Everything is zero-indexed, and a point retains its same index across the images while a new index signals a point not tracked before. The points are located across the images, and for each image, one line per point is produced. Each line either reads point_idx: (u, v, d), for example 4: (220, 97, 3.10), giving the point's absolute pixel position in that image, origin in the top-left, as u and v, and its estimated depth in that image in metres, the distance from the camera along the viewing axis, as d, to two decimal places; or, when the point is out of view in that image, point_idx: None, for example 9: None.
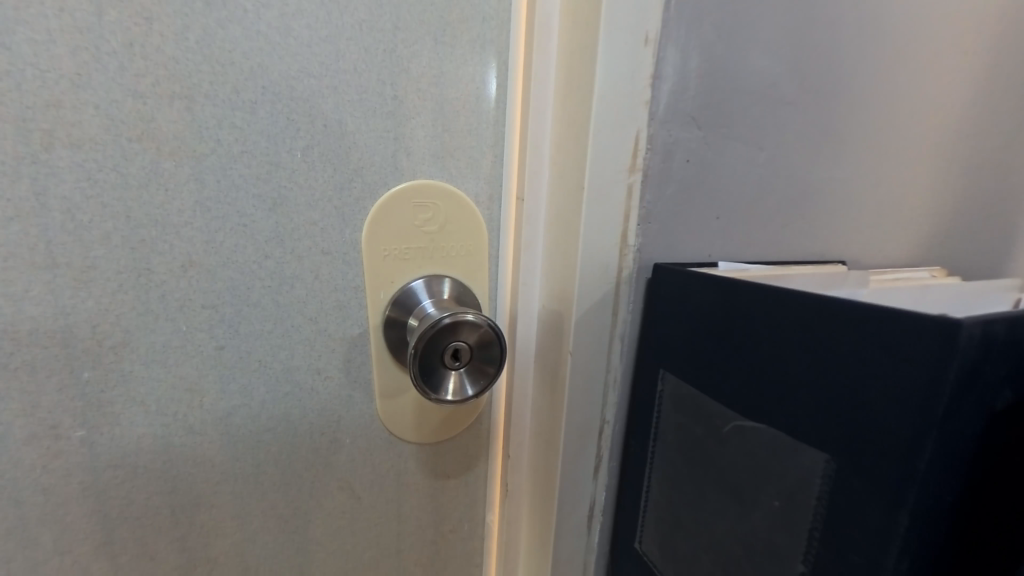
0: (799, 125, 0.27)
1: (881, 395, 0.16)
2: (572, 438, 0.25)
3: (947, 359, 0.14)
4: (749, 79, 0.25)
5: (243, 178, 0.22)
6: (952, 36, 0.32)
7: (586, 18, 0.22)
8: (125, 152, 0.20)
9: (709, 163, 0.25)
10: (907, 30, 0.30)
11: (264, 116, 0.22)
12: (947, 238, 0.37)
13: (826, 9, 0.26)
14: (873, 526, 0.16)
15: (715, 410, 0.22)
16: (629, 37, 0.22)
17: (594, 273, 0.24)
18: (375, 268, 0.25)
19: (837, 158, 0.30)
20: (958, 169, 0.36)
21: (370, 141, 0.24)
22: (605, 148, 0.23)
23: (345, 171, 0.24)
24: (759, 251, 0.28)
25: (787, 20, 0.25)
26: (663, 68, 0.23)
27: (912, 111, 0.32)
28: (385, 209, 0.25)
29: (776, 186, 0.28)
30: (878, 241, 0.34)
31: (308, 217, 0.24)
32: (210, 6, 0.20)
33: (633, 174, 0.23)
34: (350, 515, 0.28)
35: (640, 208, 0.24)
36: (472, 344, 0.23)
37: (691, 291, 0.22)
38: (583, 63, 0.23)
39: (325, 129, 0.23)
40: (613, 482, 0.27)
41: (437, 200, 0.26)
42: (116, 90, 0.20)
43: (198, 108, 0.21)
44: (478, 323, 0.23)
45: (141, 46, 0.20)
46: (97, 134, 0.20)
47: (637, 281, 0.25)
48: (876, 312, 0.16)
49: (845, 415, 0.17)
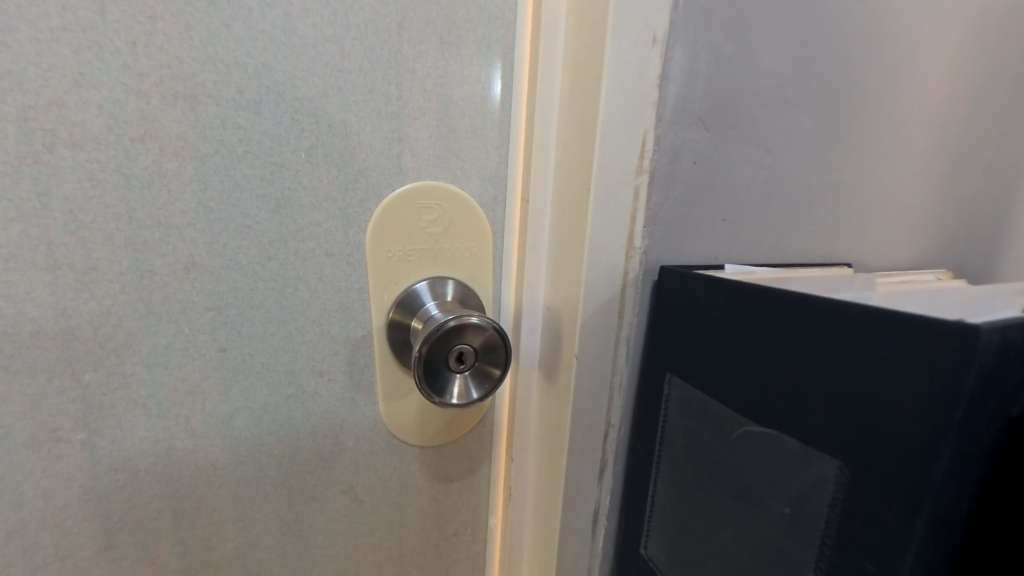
0: (806, 126, 0.27)
1: (895, 400, 0.16)
2: (577, 441, 0.25)
3: (964, 366, 0.14)
4: (757, 80, 0.25)
5: (247, 179, 0.22)
6: (960, 37, 0.32)
7: (593, 18, 0.22)
8: (128, 152, 0.20)
9: (716, 164, 0.25)
10: (916, 31, 0.30)
11: (269, 116, 0.22)
12: (953, 240, 0.37)
13: (834, 9, 0.26)
14: (888, 533, 0.16)
15: (724, 414, 0.21)
16: (637, 36, 0.22)
17: (600, 275, 0.24)
18: (379, 270, 0.25)
19: (845, 159, 0.29)
20: (965, 171, 0.35)
21: (374, 142, 0.24)
22: (613, 149, 0.22)
23: (349, 172, 0.24)
24: (765, 252, 0.28)
25: (796, 20, 0.25)
26: (670, 68, 0.22)
27: (919, 112, 0.32)
28: (389, 210, 0.25)
29: (783, 187, 0.28)
30: (884, 243, 0.34)
31: (312, 218, 0.23)
32: (215, 6, 0.20)
33: (640, 175, 0.23)
34: (352, 519, 0.28)
35: (647, 209, 0.24)
36: (476, 347, 0.23)
37: (698, 294, 0.22)
38: (591, 62, 0.22)
39: (329, 129, 0.23)
40: (618, 486, 0.27)
41: (443, 201, 0.26)
42: (118, 89, 0.19)
43: (202, 107, 0.21)
44: (483, 325, 0.23)
45: (144, 44, 0.20)
46: (99, 134, 0.20)
47: (643, 283, 0.24)
48: (890, 316, 0.16)
49: (859, 421, 0.17)
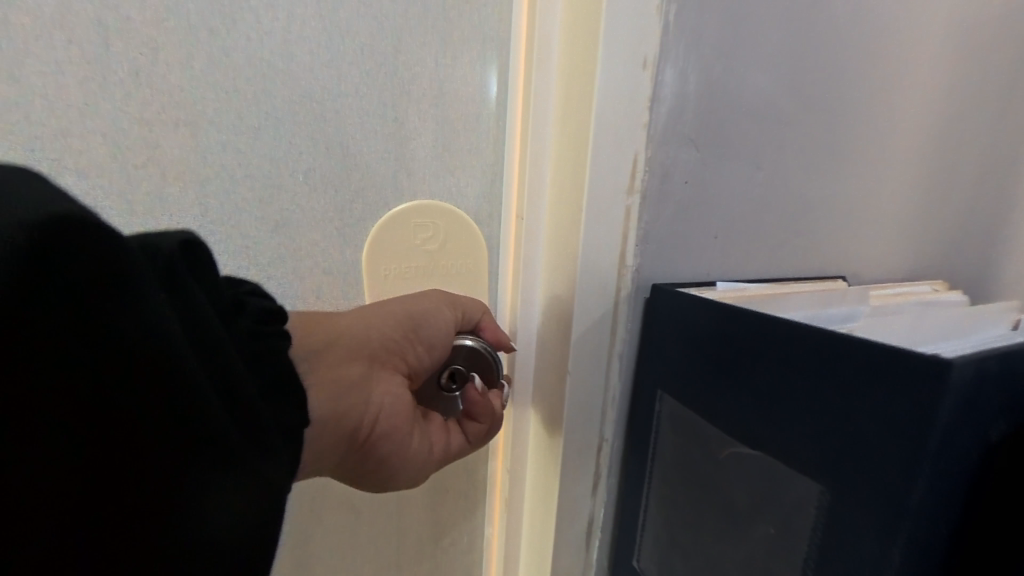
0: (797, 143, 0.28)
1: (870, 418, 0.16)
2: (570, 453, 0.26)
3: (937, 397, 0.14)
4: (748, 100, 0.25)
5: (245, 201, 0.23)
6: (950, 50, 0.32)
7: (583, 43, 0.23)
8: (130, 178, 0.21)
9: (707, 182, 0.25)
10: (905, 46, 0.30)
11: (268, 140, 0.23)
12: (948, 250, 0.37)
13: (824, 28, 0.26)
14: (867, 558, 0.16)
15: (712, 434, 0.22)
16: (628, 59, 0.22)
17: (594, 292, 0.24)
18: (377, 285, 0.26)
19: (837, 173, 0.30)
20: (959, 181, 0.36)
21: (371, 162, 0.25)
22: (605, 170, 0.23)
23: (347, 192, 0.25)
24: (757, 267, 0.28)
25: (785, 40, 0.25)
26: (661, 90, 0.23)
27: (910, 125, 0.32)
28: (386, 227, 0.25)
29: (775, 203, 0.28)
30: (878, 255, 0.34)
31: (309, 236, 0.24)
32: (215, 37, 0.21)
33: (631, 195, 0.23)
34: (350, 529, 0.28)
35: (639, 228, 0.24)
36: (465, 365, 0.27)
37: (687, 314, 0.22)
38: (584, 84, 0.23)
39: (327, 151, 0.24)
40: (612, 499, 0.27)
41: (439, 218, 0.26)
42: (122, 119, 0.21)
43: (203, 133, 0.22)
44: (459, 340, 0.26)
45: (147, 75, 0.21)
46: (104, 161, 0.21)
47: (635, 300, 0.25)
48: (867, 345, 0.16)
49: (840, 447, 0.17)
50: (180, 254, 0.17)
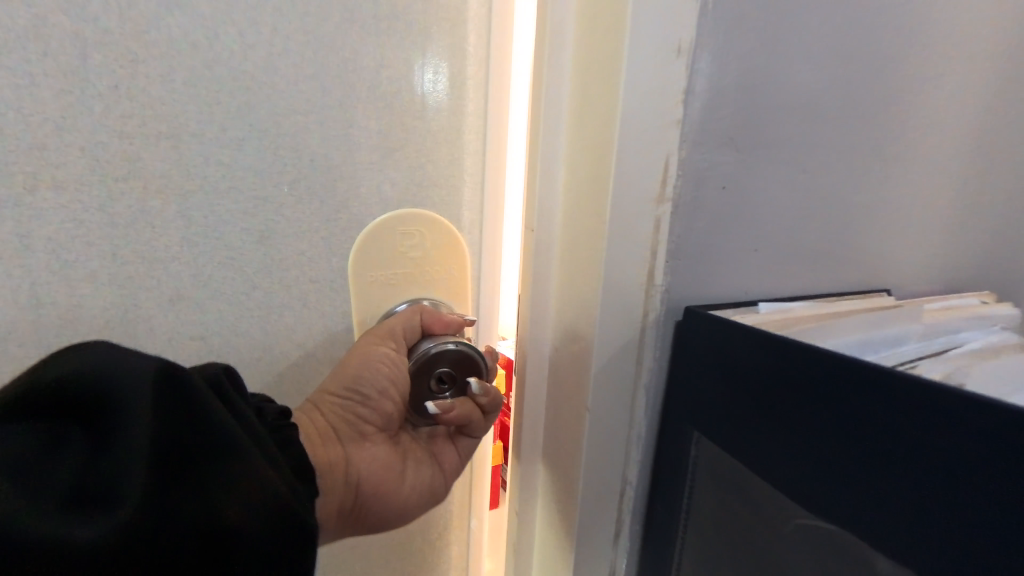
0: (844, 140, 0.24)
1: (983, 484, 0.13)
2: (589, 501, 0.22)
3: None
4: (791, 93, 0.22)
5: (228, 213, 0.20)
6: (1006, 38, 0.29)
7: (608, 26, 0.19)
8: (110, 192, 0.18)
9: (746, 188, 0.22)
10: (959, 32, 0.27)
11: (250, 150, 0.20)
12: (994, 257, 0.34)
13: (874, 11, 0.23)
14: None
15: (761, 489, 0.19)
16: (660, 45, 0.19)
17: (617, 317, 0.21)
18: (359, 296, 0.22)
19: (884, 174, 0.26)
20: (1011, 183, 0.32)
21: (358, 170, 0.22)
22: (632, 175, 0.19)
23: (333, 203, 0.22)
24: (799, 282, 0.25)
25: (831, 24, 0.22)
26: (695, 82, 0.19)
27: (963, 120, 0.29)
28: (369, 235, 0.22)
29: (819, 209, 0.25)
30: (924, 263, 0.30)
31: (296, 247, 0.21)
32: (198, 49, 0.19)
33: (661, 205, 0.20)
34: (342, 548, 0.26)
35: (669, 241, 0.21)
36: (451, 370, 0.22)
37: (731, 348, 0.19)
38: (606, 76, 0.20)
39: (313, 161, 0.21)
40: (636, 549, 0.24)
41: (423, 224, 0.23)
42: (102, 133, 0.18)
43: (187, 145, 0.19)
44: (459, 348, 0.22)
45: (129, 85, 0.18)
46: (82, 174, 0.18)
47: (663, 324, 0.22)
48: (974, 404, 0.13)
49: (933, 532, 0.14)
50: (226, 378, 0.18)
